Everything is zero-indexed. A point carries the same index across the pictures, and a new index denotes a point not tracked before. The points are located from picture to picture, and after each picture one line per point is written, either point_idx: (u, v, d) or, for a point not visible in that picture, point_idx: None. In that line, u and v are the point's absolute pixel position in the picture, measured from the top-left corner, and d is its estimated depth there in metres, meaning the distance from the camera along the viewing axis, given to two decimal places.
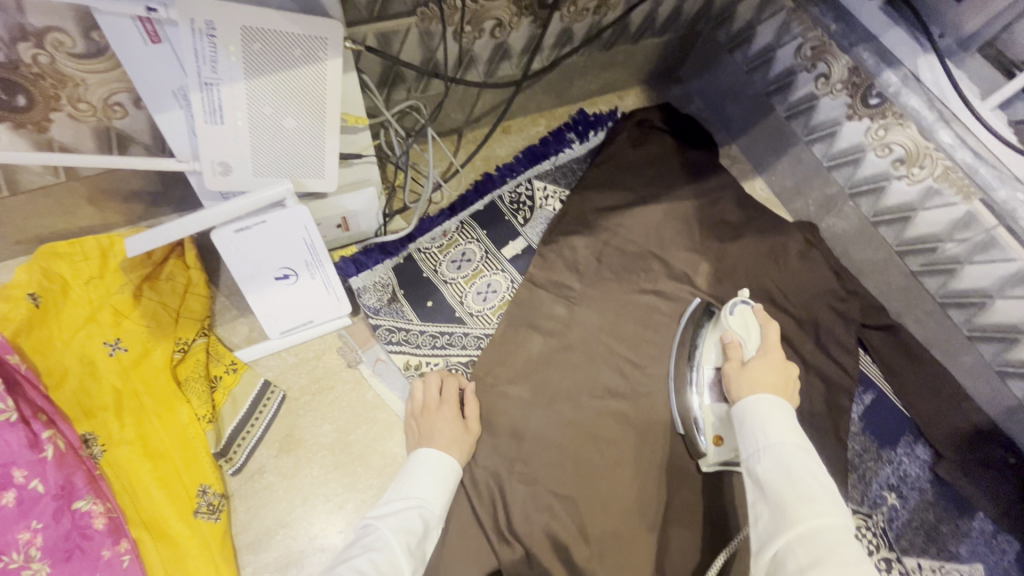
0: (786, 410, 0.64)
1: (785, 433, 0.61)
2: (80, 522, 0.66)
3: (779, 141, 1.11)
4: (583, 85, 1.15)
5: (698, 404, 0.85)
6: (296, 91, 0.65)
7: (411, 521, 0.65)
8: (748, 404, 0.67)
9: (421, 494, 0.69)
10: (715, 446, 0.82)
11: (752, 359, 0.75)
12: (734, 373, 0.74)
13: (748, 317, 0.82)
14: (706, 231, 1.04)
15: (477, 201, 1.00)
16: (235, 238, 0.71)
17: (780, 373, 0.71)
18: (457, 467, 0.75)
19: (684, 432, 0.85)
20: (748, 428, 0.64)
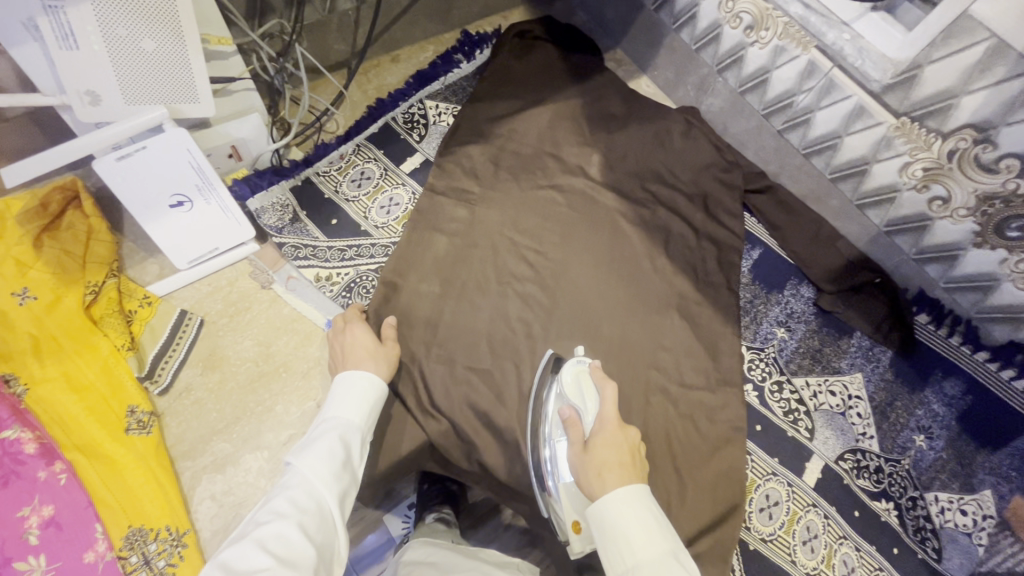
0: (647, 513, 0.61)
1: (652, 547, 0.59)
2: (11, 450, 0.70)
3: (654, 35, 1.18)
4: (464, 7, 1.19)
5: (555, 488, 0.75)
6: (145, 10, 0.69)
7: (332, 445, 0.65)
8: (608, 519, 0.61)
9: (342, 415, 0.69)
10: (575, 534, 0.73)
11: (595, 437, 0.69)
12: (581, 460, 0.67)
13: (583, 380, 0.77)
14: (594, 125, 1.10)
15: (371, 124, 1.04)
16: (118, 166, 0.73)
17: (624, 445, 0.67)
18: (382, 384, 0.75)
19: (548, 514, 0.76)
20: (612, 539, 0.61)
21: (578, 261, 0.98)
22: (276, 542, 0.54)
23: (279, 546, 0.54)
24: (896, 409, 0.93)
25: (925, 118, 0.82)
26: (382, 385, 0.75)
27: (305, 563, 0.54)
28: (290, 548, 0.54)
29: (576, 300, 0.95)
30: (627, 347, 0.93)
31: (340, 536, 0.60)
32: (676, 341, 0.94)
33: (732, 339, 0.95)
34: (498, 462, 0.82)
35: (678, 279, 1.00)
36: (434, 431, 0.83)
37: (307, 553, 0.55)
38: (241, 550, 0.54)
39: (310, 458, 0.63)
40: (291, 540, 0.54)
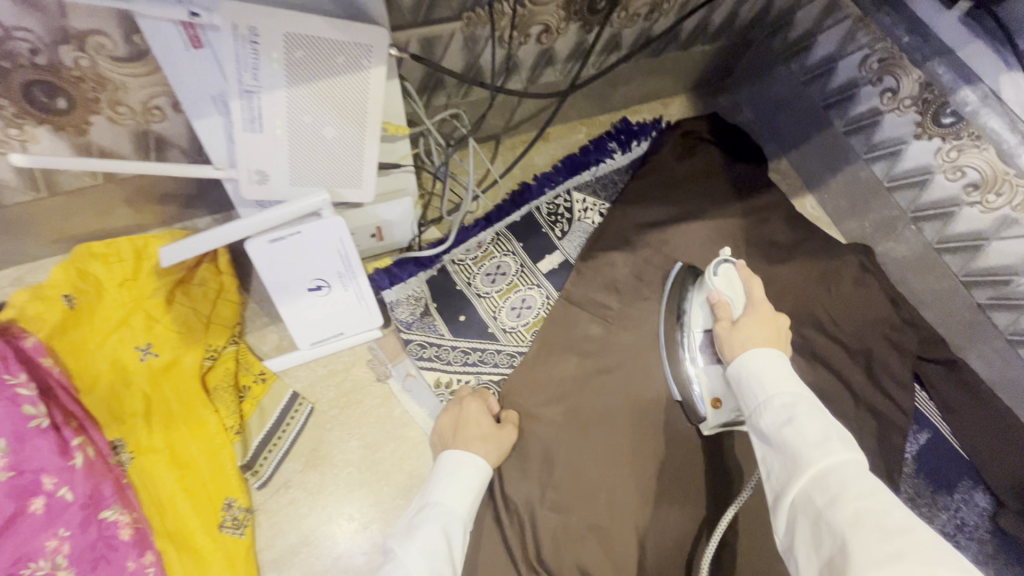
0: (778, 359, 0.61)
1: (782, 384, 0.58)
2: (106, 532, 0.65)
3: (836, 157, 1.05)
4: (627, 92, 1.10)
5: (692, 369, 0.81)
6: (336, 99, 0.63)
7: (435, 540, 0.59)
8: (739, 362, 0.63)
9: (444, 505, 0.64)
10: (713, 409, 0.79)
11: (741, 317, 0.69)
12: (724, 335, 0.69)
13: (731, 274, 0.77)
14: (754, 251, 0.98)
15: (514, 211, 0.97)
16: (269, 249, 0.69)
17: (772, 327, 0.66)
18: (486, 468, 0.70)
19: (682, 398, 0.82)
20: (744, 381, 0.61)
21: None
22: None
23: None
24: None
25: None
26: (488, 469, 0.70)
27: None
28: None
29: None
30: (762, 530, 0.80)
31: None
32: None
33: None
34: None
35: None
36: None
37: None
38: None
39: (413, 551, 0.57)
40: None
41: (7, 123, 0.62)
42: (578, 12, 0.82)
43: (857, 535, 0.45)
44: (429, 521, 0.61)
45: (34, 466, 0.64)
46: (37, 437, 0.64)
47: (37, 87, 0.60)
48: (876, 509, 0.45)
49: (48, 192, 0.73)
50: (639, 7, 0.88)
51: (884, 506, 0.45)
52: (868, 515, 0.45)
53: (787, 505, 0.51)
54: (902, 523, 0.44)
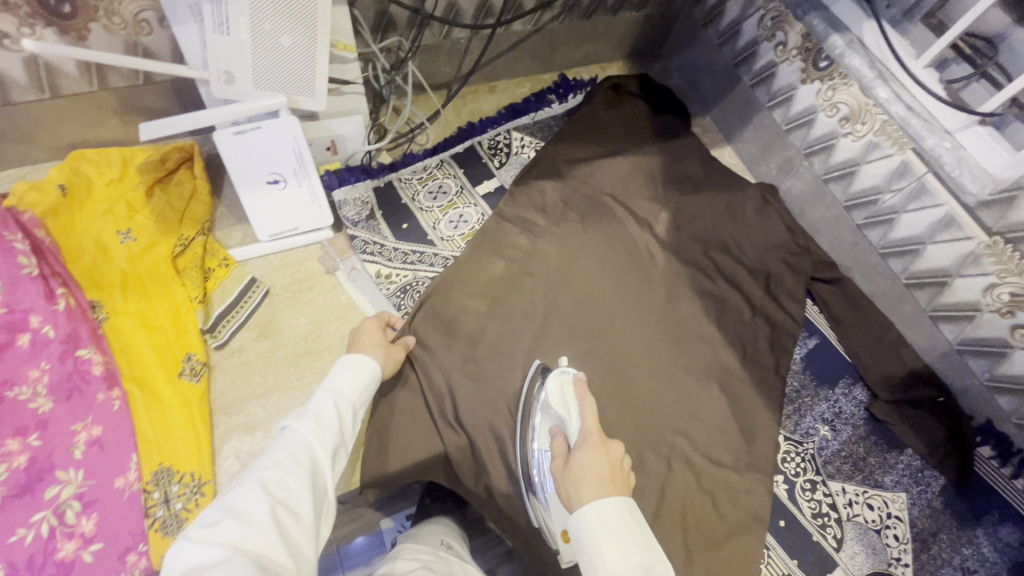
0: (620, 520, 0.60)
1: (622, 561, 0.58)
2: (81, 367, 0.77)
3: (746, 109, 1.19)
4: (566, 53, 1.25)
5: (542, 492, 0.78)
6: (290, 11, 0.77)
7: (326, 412, 0.71)
8: (579, 525, 0.61)
9: (338, 386, 0.75)
10: (563, 542, 0.77)
11: (577, 449, 0.68)
12: (564, 470, 0.67)
13: (567, 391, 0.79)
14: (669, 185, 1.12)
15: (458, 144, 1.11)
16: (233, 140, 0.82)
17: (606, 461, 0.65)
18: (377, 372, 0.81)
19: (537, 523, 0.80)
20: (585, 548, 0.60)
21: (625, 312, 0.99)
22: (277, 485, 0.60)
23: (279, 490, 0.60)
24: (938, 541, 0.87)
25: (1020, 241, 0.80)
26: (376, 371, 0.80)
27: (303, 511, 0.60)
28: (289, 492, 0.61)
29: (618, 353, 0.96)
30: (655, 407, 0.92)
31: (331, 495, 0.67)
32: (711, 415, 0.92)
33: (770, 425, 0.92)
34: (509, 492, 0.83)
35: (725, 353, 0.98)
36: (452, 446, 0.84)
37: (305, 496, 0.62)
38: (244, 491, 0.59)
39: (308, 420, 0.69)
40: (290, 487, 0.61)
41: (20, 22, 0.75)
42: None
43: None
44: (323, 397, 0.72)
45: (23, 306, 0.76)
46: (27, 282, 0.76)
47: None
48: None
49: (50, 94, 0.87)
50: None
51: None
52: None
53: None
54: None
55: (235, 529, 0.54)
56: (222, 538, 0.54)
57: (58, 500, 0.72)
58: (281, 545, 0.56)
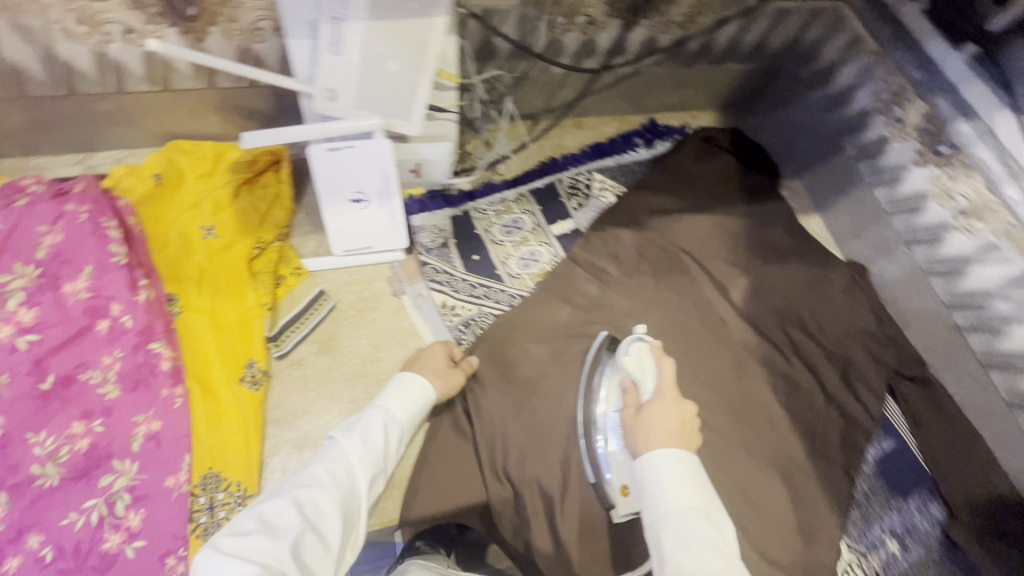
0: (682, 466, 0.64)
1: (683, 500, 0.62)
2: (151, 360, 0.78)
3: (843, 181, 1.12)
4: (659, 97, 1.21)
5: (604, 451, 0.80)
6: (402, 37, 0.76)
7: (374, 432, 0.70)
8: (645, 466, 0.66)
9: (389, 406, 0.75)
10: (622, 497, 0.78)
11: (647, 405, 0.73)
12: (634, 422, 0.72)
13: (642, 354, 0.77)
14: (752, 250, 1.06)
15: (539, 179, 1.08)
16: (326, 155, 0.83)
17: (676, 416, 0.70)
18: (431, 392, 0.80)
19: (595, 480, 0.81)
20: (648, 487, 0.65)
21: (689, 381, 0.95)
22: (311, 505, 0.60)
23: (312, 511, 0.60)
24: None
25: None
26: (432, 396, 0.80)
27: (332, 536, 0.60)
28: (321, 515, 0.61)
29: None
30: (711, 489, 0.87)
31: (363, 519, 0.66)
32: (768, 507, 0.87)
33: (832, 528, 0.86)
34: (547, 557, 0.79)
35: (792, 441, 0.93)
36: (496, 497, 0.82)
37: (337, 521, 0.61)
38: (279, 505, 0.60)
39: (354, 438, 0.69)
40: (323, 509, 0.61)
41: (148, 19, 0.78)
42: (620, 10, 0.96)
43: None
44: (373, 415, 0.73)
45: (107, 293, 0.78)
46: (115, 270, 0.78)
47: None
48: None
49: (161, 87, 0.89)
50: (676, 15, 1.00)
51: None
52: None
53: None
54: None
55: (263, 545, 0.55)
56: (247, 553, 0.54)
57: (111, 489, 0.73)
58: (302, 571, 0.55)
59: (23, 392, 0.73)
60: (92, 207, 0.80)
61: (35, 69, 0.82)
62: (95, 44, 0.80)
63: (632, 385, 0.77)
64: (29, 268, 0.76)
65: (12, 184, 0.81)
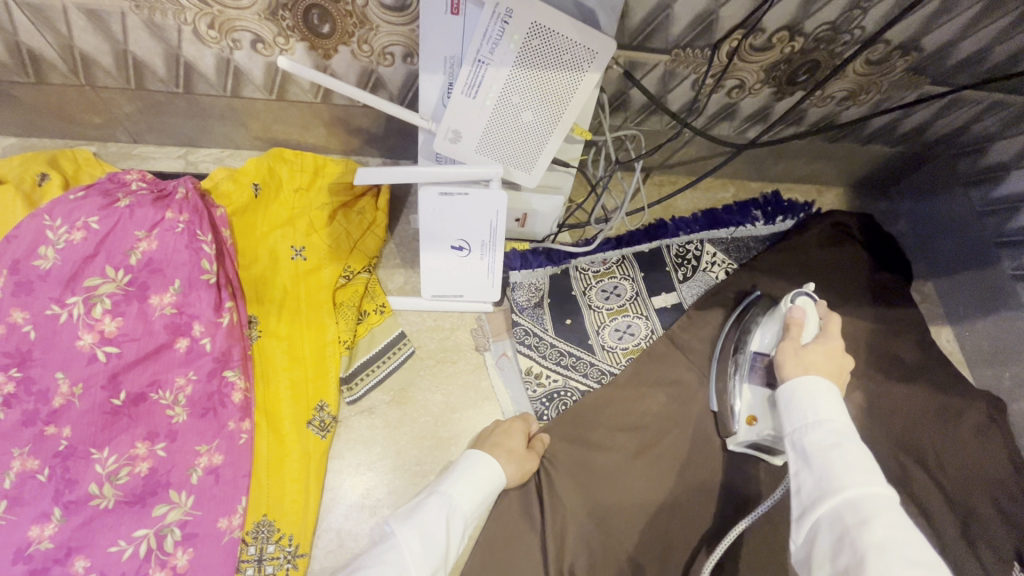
0: (832, 384, 0.58)
1: (830, 408, 0.56)
2: (223, 388, 0.74)
3: (991, 298, 0.98)
4: (788, 167, 1.09)
5: (737, 385, 0.80)
6: (546, 89, 0.68)
7: (436, 529, 0.59)
8: (789, 386, 0.60)
9: (453, 497, 0.63)
10: (746, 424, 0.78)
11: (809, 346, 0.66)
12: (788, 352, 0.66)
13: (809, 305, 0.73)
14: (874, 360, 0.94)
15: (645, 243, 0.98)
16: (437, 200, 0.76)
17: (837, 364, 0.63)
18: (501, 478, 0.69)
19: (717, 409, 0.82)
20: (789, 398, 0.59)
21: None
22: None
23: None
24: None
25: None
26: (502, 480, 0.69)
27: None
28: None
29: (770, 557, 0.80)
30: None
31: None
32: None
33: None
34: None
35: None
36: None
37: None
38: None
39: (413, 536, 0.57)
40: None
41: (279, 32, 0.74)
42: (777, 78, 0.85)
43: (882, 556, 0.44)
44: (435, 506, 0.61)
45: (192, 311, 0.74)
46: (203, 289, 0.74)
47: (315, 11, 0.71)
48: (914, 546, 0.45)
49: (276, 96, 0.85)
50: (836, 90, 0.89)
51: (922, 546, 0.45)
52: (904, 549, 0.44)
53: (811, 521, 0.50)
54: (935, 564, 0.44)
55: None
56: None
57: (163, 521, 0.69)
58: None
59: (94, 404, 0.69)
60: (190, 216, 0.76)
61: (158, 65, 0.79)
62: (221, 49, 0.76)
63: (792, 325, 0.72)
64: (119, 273, 0.73)
65: (116, 176, 0.78)
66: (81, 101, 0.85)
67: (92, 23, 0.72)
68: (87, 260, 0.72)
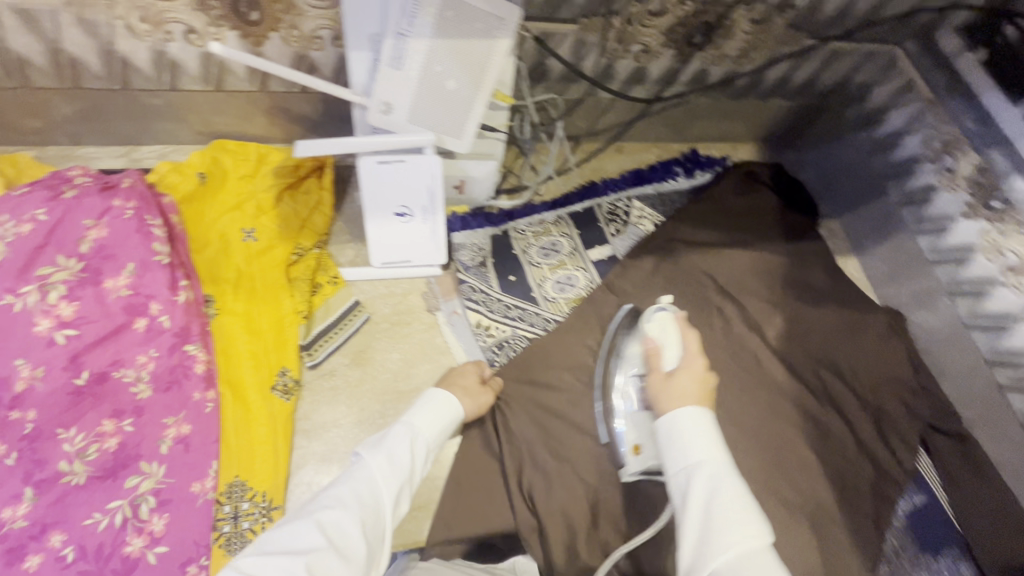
0: (705, 423, 0.63)
1: (707, 453, 0.61)
2: (185, 362, 0.78)
3: (884, 225, 1.11)
4: (702, 127, 1.19)
5: (620, 414, 0.81)
6: (464, 56, 0.76)
7: (400, 447, 0.65)
8: (670, 424, 0.64)
9: (414, 422, 0.70)
10: (633, 455, 0.79)
11: (677, 372, 0.71)
12: (658, 386, 0.71)
13: (667, 322, 0.78)
14: (790, 289, 1.05)
15: (578, 203, 1.07)
16: (376, 167, 0.83)
17: (702, 384, 0.69)
18: (460, 412, 0.77)
19: (608, 440, 0.83)
20: (671, 441, 0.64)
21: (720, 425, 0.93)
22: (335, 530, 0.56)
23: (335, 534, 0.56)
24: None
25: None
26: (460, 412, 0.76)
27: (354, 561, 0.55)
28: (344, 539, 0.56)
29: None
30: None
31: (387, 545, 0.61)
32: (795, 556, 0.86)
33: None
34: None
35: (822, 488, 0.91)
36: (521, 525, 0.80)
37: (360, 546, 0.56)
38: (300, 531, 0.56)
39: (380, 455, 0.64)
40: (348, 534, 0.56)
41: (210, 21, 0.78)
42: (676, 41, 0.95)
43: None
44: (398, 431, 0.67)
45: (147, 291, 0.78)
46: (156, 269, 0.78)
47: None
48: None
49: (214, 87, 0.89)
50: (729, 49, 1.00)
51: None
52: None
53: None
54: None
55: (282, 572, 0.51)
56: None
57: (137, 491, 0.72)
58: None
59: (57, 386, 0.72)
60: (137, 204, 0.80)
61: (92, 62, 0.82)
62: (154, 42, 0.80)
63: (656, 352, 0.75)
64: (72, 261, 0.76)
65: (58, 173, 0.81)
66: (18, 105, 0.87)
67: (25, 24, 0.75)
68: (37, 250, 0.75)
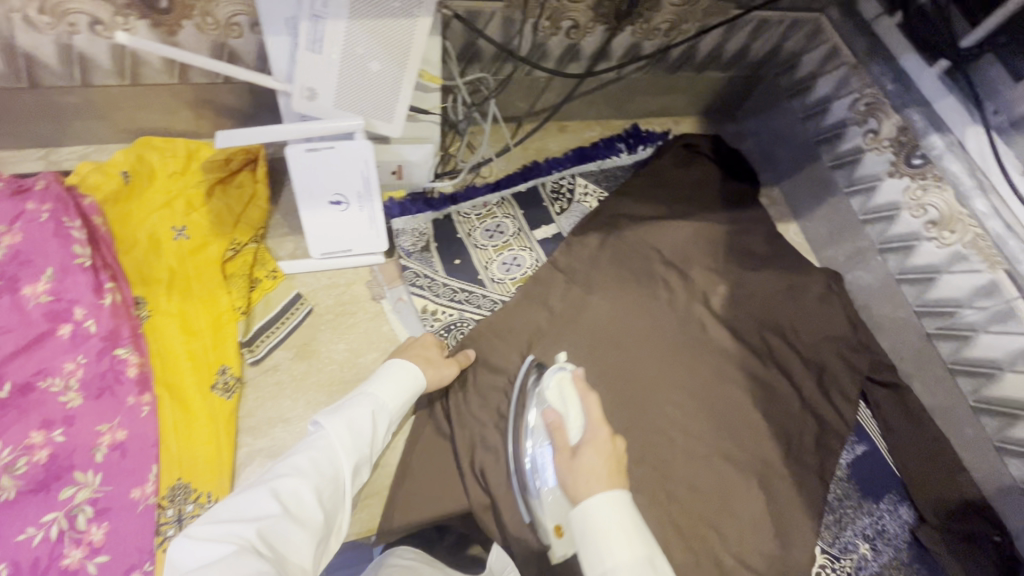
0: (622, 513, 0.59)
1: (627, 552, 0.57)
2: (116, 366, 0.75)
3: (820, 190, 1.14)
4: (642, 102, 1.21)
5: (537, 491, 0.75)
6: (385, 37, 0.74)
7: (362, 418, 0.67)
8: (585, 520, 0.60)
9: (378, 393, 0.71)
10: (557, 538, 0.73)
11: (582, 448, 0.66)
12: (565, 468, 0.66)
13: (565, 386, 0.76)
14: (732, 256, 1.07)
15: (521, 183, 1.07)
16: (305, 156, 0.81)
17: (609, 458, 0.65)
18: (421, 380, 0.77)
19: (530, 519, 0.77)
20: (588, 540, 0.59)
21: (670, 393, 0.95)
22: (291, 496, 0.57)
23: (291, 500, 0.57)
24: None
25: None
26: (422, 381, 0.77)
27: (312, 526, 0.56)
28: (301, 504, 0.57)
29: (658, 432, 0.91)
30: (688, 493, 0.88)
31: (346, 511, 0.62)
32: (747, 513, 0.88)
33: (808, 531, 0.88)
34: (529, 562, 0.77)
35: (769, 447, 0.93)
36: (476, 504, 0.80)
37: (317, 513, 0.57)
38: (256, 497, 0.56)
39: (341, 424, 0.65)
40: (304, 500, 0.57)
41: (116, 11, 0.75)
42: (605, 15, 0.96)
43: None
44: (362, 402, 0.69)
45: (71, 296, 0.75)
46: (79, 273, 0.75)
47: None
48: None
49: (131, 80, 0.86)
50: (658, 22, 1.01)
51: None
52: None
53: None
54: None
55: (235, 534, 0.51)
56: (220, 539, 0.51)
57: (72, 502, 0.69)
58: (275, 556, 0.52)
59: None
60: (53, 205, 0.77)
61: None
62: (59, 35, 0.77)
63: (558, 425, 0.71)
64: None
65: None
66: None
67: None
68: None
